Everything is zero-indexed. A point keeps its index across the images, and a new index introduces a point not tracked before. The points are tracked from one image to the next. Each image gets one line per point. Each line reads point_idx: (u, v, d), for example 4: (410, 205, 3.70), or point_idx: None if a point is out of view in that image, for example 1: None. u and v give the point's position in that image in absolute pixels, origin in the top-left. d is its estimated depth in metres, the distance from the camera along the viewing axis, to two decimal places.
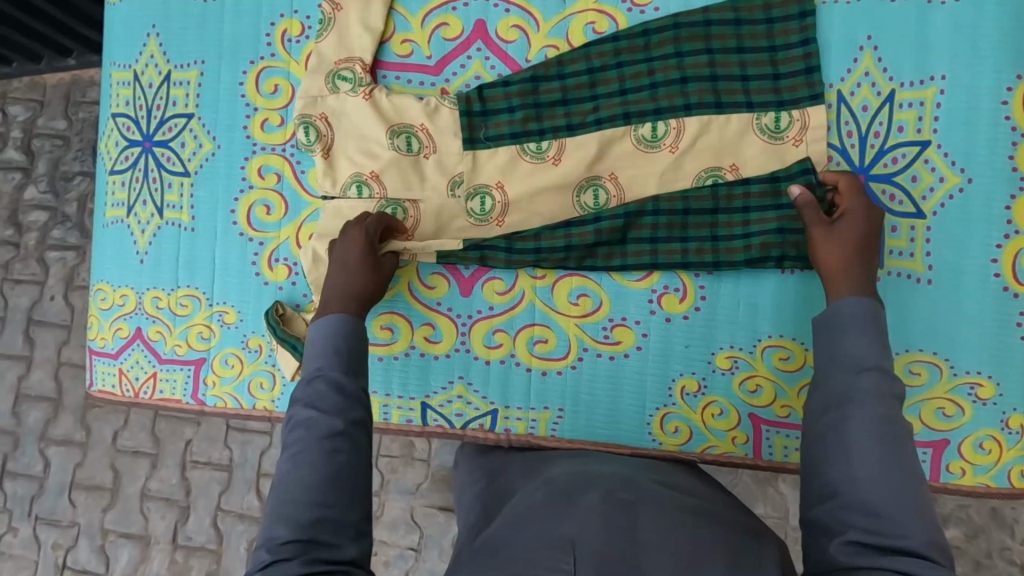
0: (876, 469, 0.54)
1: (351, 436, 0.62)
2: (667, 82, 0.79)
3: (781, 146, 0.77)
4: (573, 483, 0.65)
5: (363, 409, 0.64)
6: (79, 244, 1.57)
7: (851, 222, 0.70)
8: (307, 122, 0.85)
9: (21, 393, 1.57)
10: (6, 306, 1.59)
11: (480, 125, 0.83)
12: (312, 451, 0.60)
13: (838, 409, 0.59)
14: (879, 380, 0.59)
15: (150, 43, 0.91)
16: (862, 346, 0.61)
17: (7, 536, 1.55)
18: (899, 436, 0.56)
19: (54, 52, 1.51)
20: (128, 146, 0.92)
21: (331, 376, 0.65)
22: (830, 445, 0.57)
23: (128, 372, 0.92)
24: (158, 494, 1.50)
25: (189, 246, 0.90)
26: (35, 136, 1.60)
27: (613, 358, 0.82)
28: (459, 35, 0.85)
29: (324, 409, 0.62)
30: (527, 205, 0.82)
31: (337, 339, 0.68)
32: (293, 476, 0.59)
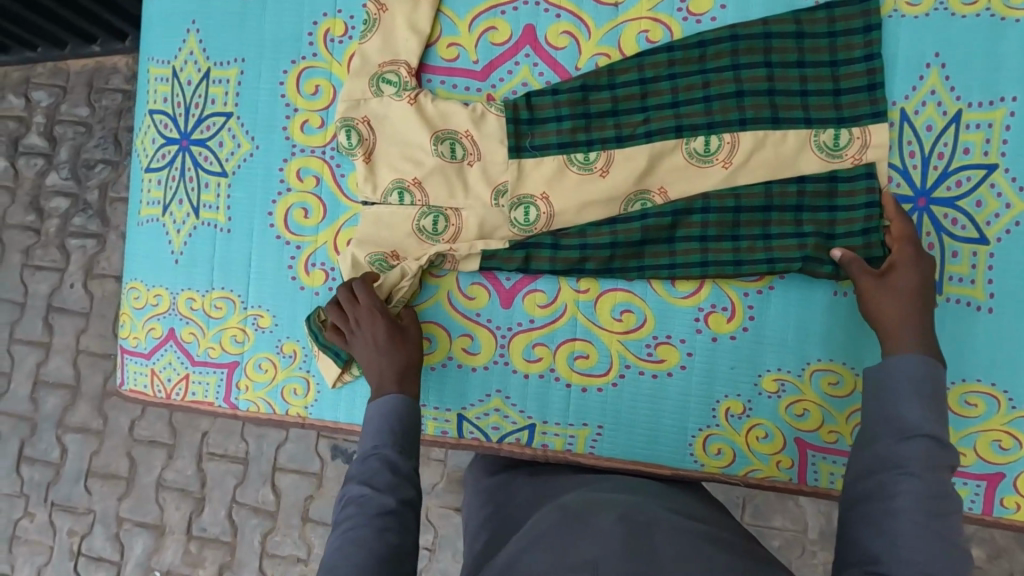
0: (919, 543, 0.52)
1: (402, 515, 0.61)
2: (722, 95, 0.77)
3: (838, 165, 0.75)
4: (590, 507, 0.64)
5: (415, 488, 0.64)
6: (99, 232, 1.56)
7: (903, 273, 0.68)
8: (349, 125, 0.83)
9: (39, 378, 1.57)
10: (26, 292, 1.59)
11: (527, 133, 0.81)
12: (365, 533, 0.59)
13: (887, 476, 0.56)
14: (932, 448, 0.56)
15: (190, 39, 0.90)
16: (918, 414, 0.58)
17: (24, 521, 1.56)
18: (946, 512, 0.54)
19: (78, 39, 1.50)
20: (165, 143, 0.90)
21: (386, 454, 0.65)
22: (875, 513, 0.55)
23: (160, 372, 0.91)
24: (173, 484, 1.50)
25: (224, 247, 0.89)
26: (58, 123, 1.59)
27: (656, 376, 0.80)
28: (507, 40, 0.82)
29: (377, 486, 0.63)
30: (573, 217, 0.81)
31: (392, 418, 0.68)
32: (341, 556, 0.57)
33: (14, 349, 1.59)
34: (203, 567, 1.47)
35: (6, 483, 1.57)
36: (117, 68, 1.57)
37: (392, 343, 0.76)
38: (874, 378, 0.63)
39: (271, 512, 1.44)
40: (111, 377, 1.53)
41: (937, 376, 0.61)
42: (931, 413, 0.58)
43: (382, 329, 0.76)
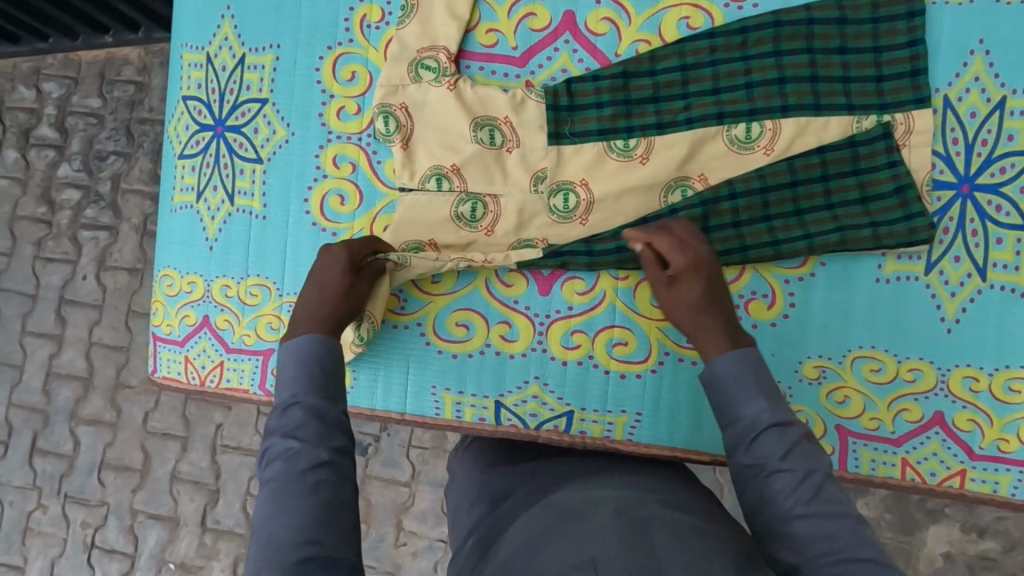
0: (821, 533, 0.51)
1: (338, 464, 0.57)
2: (764, 81, 0.77)
3: (753, 156, 0.78)
4: (596, 506, 0.61)
5: (344, 435, 0.60)
6: (112, 224, 1.56)
7: (682, 288, 0.68)
8: (386, 112, 0.83)
9: (52, 371, 1.57)
10: (38, 285, 1.58)
11: (567, 120, 0.81)
12: (298, 486, 0.55)
13: (759, 484, 0.54)
14: (782, 435, 0.55)
15: (225, 24, 0.89)
16: (756, 406, 0.57)
17: (37, 513, 1.55)
18: (821, 486, 0.52)
19: (90, 29, 1.49)
20: (199, 130, 0.90)
21: (310, 403, 0.60)
22: (770, 525, 0.53)
23: (194, 359, 0.91)
24: (188, 477, 1.50)
25: (260, 234, 0.88)
26: (69, 114, 1.58)
27: (696, 363, 0.81)
28: (547, 26, 0.82)
29: (307, 438, 0.58)
30: (612, 204, 0.81)
31: (309, 361, 0.63)
32: (279, 511, 0.53)
33: (26, 342, 1.58)
34: (217, 559, 1.47)
35: (17, 475, 1.56)
36: (129, 60, 1.57)
37: (323, 286, 0.71)
38: (710, 389, 0.61)
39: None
40: (123, 369, 1.53)
41: (754, 359, 0.61)
42: (769, 400, 0.57)
43: (324, 271, 0.73)
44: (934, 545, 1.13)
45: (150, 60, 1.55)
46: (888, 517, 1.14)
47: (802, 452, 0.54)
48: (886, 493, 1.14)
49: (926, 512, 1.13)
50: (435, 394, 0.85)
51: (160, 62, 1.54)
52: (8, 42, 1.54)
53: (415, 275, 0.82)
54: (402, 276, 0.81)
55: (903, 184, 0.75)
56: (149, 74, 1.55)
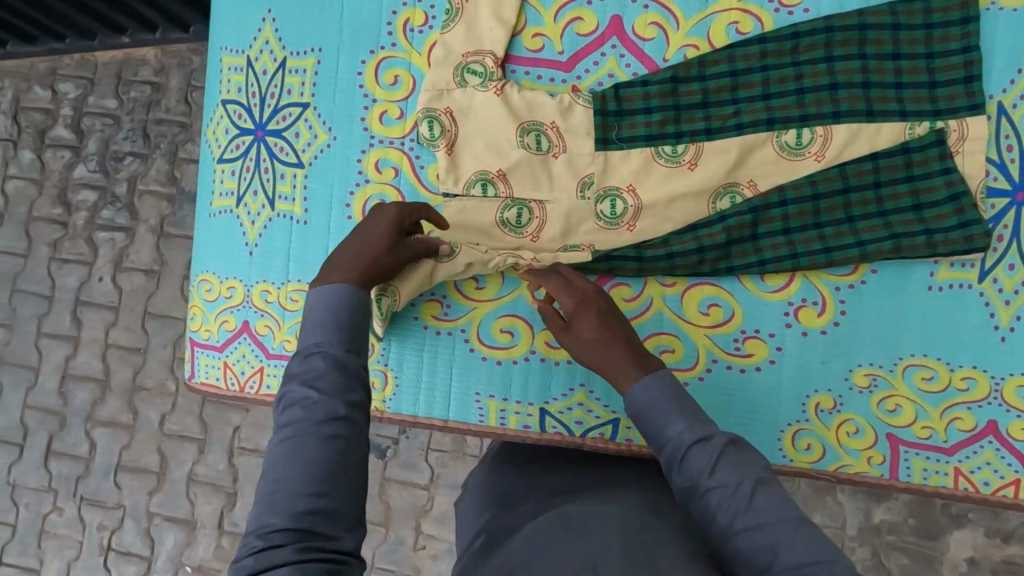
0: (763, 544, 0.51)
1: (354, 420, 0.55)
2: (815, 88, 0.77)
3: (800, 162, 0.77)
4: (608, 507, 0.61)
5: (362, 389, 0.57)
6: (128, 225, 1.55)
7: (582, 322, 0.71)
8: (431, 117, 0.82)
9: (68, 372, 1.56)
10: (54, 286, 1.57)
11: (615, 125, 0.80)
12: (309, 440, 0.53)
13: (698, 501, 0.56)
14: (709, 451, 0.57)
15: (266, 27, 0.88)
16: (677, 426, 0.59)
17: (52, 516, 1.54)
18: (755, 493, 0.54)
19: (108, 30, 1.48)
20: (239, 134, 0.89)
21: (331, 355, 0.57)
22: (717, 542, 0.54)
23: (233, 365, 0.90)
24: (205, 479, 1.49)
25: (302, 239, 0.88)
26: (86, 115, 1.58)
27: (744, 371, 0.80)
28: (594, 31, 0.81)
29: (324, 389, 0.55)
30: (661, 210, 0.80)
31: (338, 309, 0.60)
32: (288, 463, 0.52)
33: (42, 343, 1.58)
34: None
35: (33, 477, 1.56)
36: (146, 60, 1.56)
37: (366, 243, 0.68)
38: (635, 420, 0.63)
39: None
40: (140, 370, 1.52)
41: (666, 380, 0.63)
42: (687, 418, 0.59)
43: (371, 226, 0.69)
44: (957, 550, 1.14)
45: (167, 61, 1.54)
46: (910, 522, 1.15)
47: (731, 464, 0.56)
48: (908, 497, 1.16)
49: (951, 517, 1.14)
50: (479, 401, 0.85)
51: (178, 63, 1.53)
52: (24, 42, 1.53)
53: (460, 267, 0.80)
54: (446, 268, 0.80)
55: (959, 191, 0.74)
56: (166, 74, 1.54)
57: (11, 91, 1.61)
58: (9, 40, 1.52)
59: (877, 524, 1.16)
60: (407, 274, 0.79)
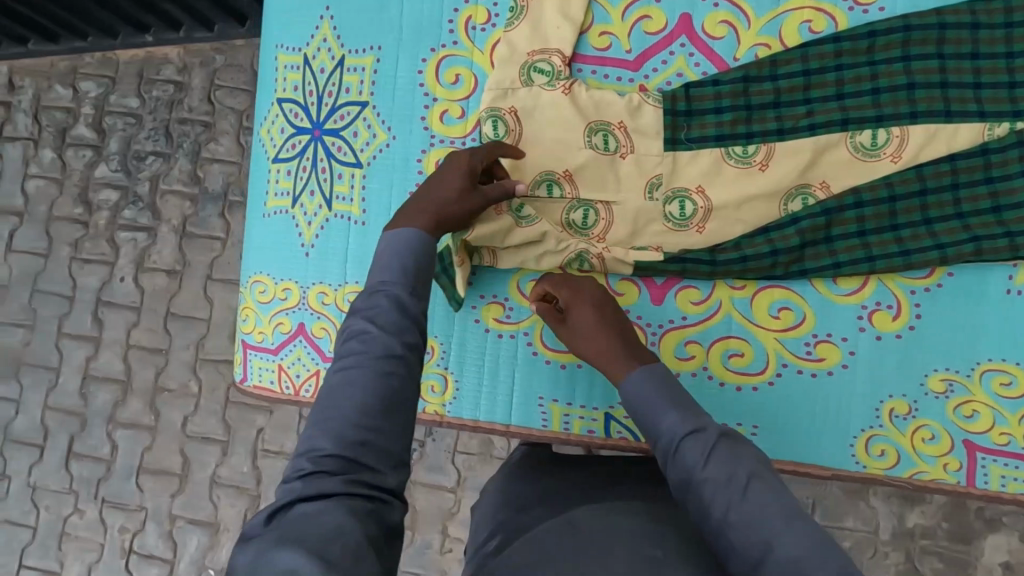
0: (756, 541, 0.48)
1: (407, 360, 0.56)
2: (891, 87, 0.75)
3: (876, 163, 0.76)
4: (624, 518, 0.58)
5: (418, 333, 0.58)
6: (150, 225, 1.53)
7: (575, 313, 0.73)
8: (495, 116, 0.81)
9: (89, 373, 1.54)
10: (75, 287, 1.56)
11: (684, 125, 0.79)
12: (363, 374, 0.54)
13: (692, 494, 0.53)
14: (700, 442, 0.55)
15: (323, 25, 0.87)
16: (670, 418, 0.58)
17: (74, 518, 1.53)
18: (750, 484, 0.51)
19: (132, 28, 1.47)
20: (296, 133, 0.88)
21: (393, 294, 0.59)
22: (711, 540, 0.51)
23: (288, 368, 0.89)
24: (228, 481, 1.47)
25: (360, 240, 0.86)
26: (107, 114, 1.56)
27: (816, 375, 0.79)
28: (662, 29, 0.80)
29: (382, 325, 0.56)
30: (731, 212, 0.79)
31: (408, 249, 0.62)
32: (343, 390, 0.53)
33: (63, 344, 1.56)
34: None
35: (53, 479, 1.54)
36: (168, 59, 1.54)
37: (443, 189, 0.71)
38: (630, 412, 0.63)
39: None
40: (162, 372, 1.50)
41: (661, 374, 0.63)
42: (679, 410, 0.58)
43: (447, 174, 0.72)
44: (992, 555, 1.12)
45: (190, 60, 1.52)
46: (944, 526, 1.14)
47: (723, 456, 0.54)
48: (943, 501, 1.14)
49: (985, 521, 1.12)
50: (543, 404, 0.84)
51: (200, 61, 1.51)
52: (47, 40, 1.52)
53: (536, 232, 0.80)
54: (523, 231, 0.80)
55: None
56: (188, 73, 1.52)
57: (32, 90, 1.60)
58: (33, 38, 1.52)
59: (911, 528, 1.15)
60: (481, 219, 0.79)
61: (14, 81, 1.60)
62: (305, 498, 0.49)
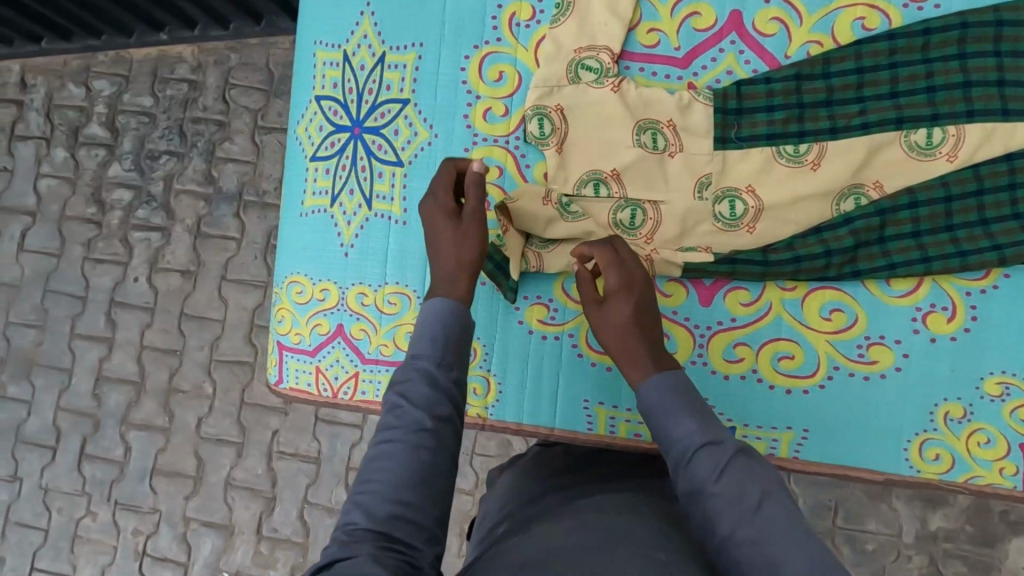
0: (760, 560, 0.49)
1: (439, 433, 0.58)
2: (947, 86, 0.74)
3: (931, 163, 0.75)
4: (631, 527, 0.56)
5: (451, 405, 0.60)
6: (164, 225, 1.51)
7: (614, 306, 0.70)
8: (541, 114, 0.80)
9: (102, 374, 1.52)
10: (88, 287, 1.53)
11: (734, 124, 0.78)
12: (400, 448, 0.56)
13: (700, 506, 0.54)
14: (714, 455, 0.56)
15: (364, 21, 0.86)
16: (688, 428, 0.58)
17: (86, 520, 1.50)
18: (761, 504, 0.52)
19: (146, 26, 1.46)
20: (335, 131, 0.86)
21: (425, 367, 0.61)
22: (714, 554, 0.52)
23: (326, 370, 0.87)
24: (242, 484, 1.44)
25: (400, 240, 0.85)
26: (120, 113, 1.54)
27: (868, 378, 0.77)
28: (711, 26, 0.79)
29: (414, 400, 0.59)
30: (782, 212, 0.78)
31: (435, 321, 0.65)
32: (379, 464, 0.56)
33: (76, 345, 1.54)
34: (274, 568, 1.41)
35: (66, 481, 1.51)
36: (182, 58, 1.52)
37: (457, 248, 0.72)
38: (645, 417, 0.63)
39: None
40: (176, 373, 1.48)
41: (683, 384, 0.63)
42: (698, 420, 0.58)
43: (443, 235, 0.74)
44: (1017, 558, 1.11)
45: (205, 59, 1.50)
46: (968, 530, 1.13)
47: (737, 473, 0.54)
48: (967, 503, 1.13)
49: (1010, 525, 1.11)
50: (588, 408, 0.82)
51: (215, 61, 1.49)
52: (61, 39, 1.51)
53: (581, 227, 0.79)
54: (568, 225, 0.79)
55: None
56: (203, 72, 1.50)
57: (45, 89, 1.57)
58: (47, 37, 1.50)
59: (935, 531, 1.14)
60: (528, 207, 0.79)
61: (27, 80, 1.58)
62: (339, 564, 0.50)
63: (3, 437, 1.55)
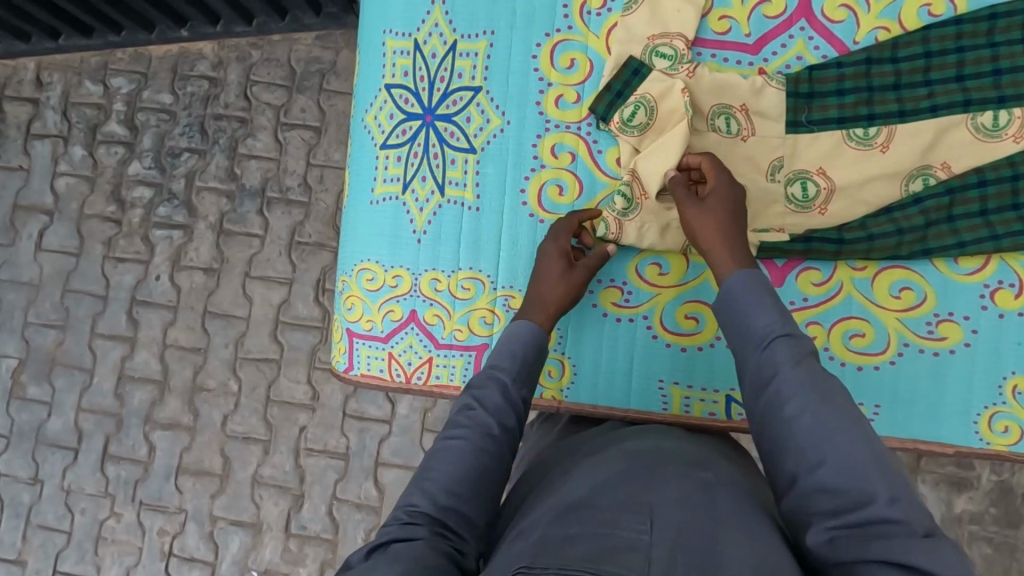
0: (818, 439, 0.53)
1: (500, 440, 0.65)
2: (1013, 69, 0.76)
3: (997, 144, 0.77)
4: (672, 456, 0.62)
5: (515, 417, 0.67)
6: (186, 223, 1.46)
7: (715, 200, 0.73)
8: (640, 102, 0.80)
9: (124, 373, 1.46)
10: (108, 285, 1.48)
11: (805, 107, 0.80)
12: (463, 445, 0.63)
13: (771, 387, 0.57)
14: (792, 345, 0.59)
15: (434, 10, 0.88)
16: (769, 319, 0.61)
17: (110, 522, 1.45)
18: (830, 394, 0.55)
19: (169, 21, 1.41)
20: (406, 119, 0.88)
21: (502, 378, 0.69)
22: (774, 433, 0.56)
23: (399, 356, 0.88)
24: (271, 481, 1.40)
25: (474, 225, 0.86)
26: (140, 110, 1.49)
27: (937, 354, 0.79)
28: (781, 13, 0.81)
29: (487, 405, 0.66)
30: (854, 193, 0.79)
31: (519, 338, 0.73)
32: (445, 458, 0.62)
33: (96, 345, 1.47)
34: (304, 565, 1.38)
35: (89, 482, 1.46)
36: (203, 55, 1.48)
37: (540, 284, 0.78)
38: (722, 305, 0.66)
39: (376, 507, 1.36)
40: (202, 370, 1.43)
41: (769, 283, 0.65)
42: (779, 312, 0.61)
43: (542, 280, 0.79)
44: None
45: (226, 55, 1.47)
46: (992, 512, 1.16)
47: (811, 365, 0.57)
48: (991, 486, 1.16)
49: None
50: (663, 387, 0.84)
51: (238, 57, 1.46)
52: (80, 35, 1.45)
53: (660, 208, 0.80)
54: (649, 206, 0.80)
55: None
56: (224, 69, 1.46)
57: (61, 86, 1.51)
58: (66, 32, 1.44)
59: (959, 514, 1.16)
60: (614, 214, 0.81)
61: (42, 77, 1.52)
62: (399, 541, 0.55)
63: (20, 439, 1.48)
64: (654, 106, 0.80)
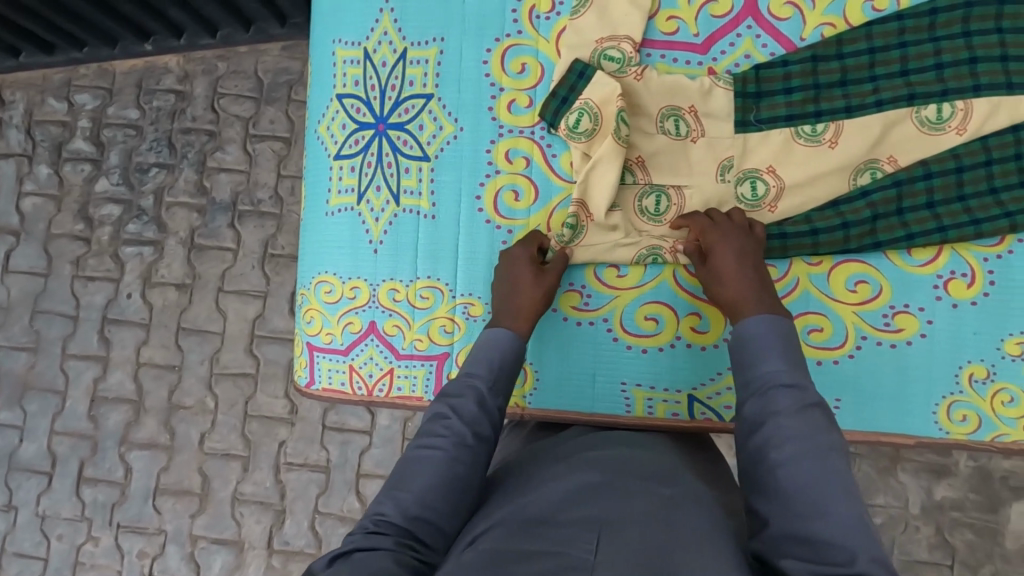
0: (805, 486, 0.53)
1: (475, 449, 0.63)
2: (955, 62, 0.77)
3: (941, 137, 0.78)
4: (637, 466, 0.62)
5: (490, 426, 0.66)
6: (156, 239, 1.44)
7: (718, 255, 0.74)
8: (583, 109, 0.80)
9: (98, 395, 1.43)
10: (78, 305, 1.45)
11: (753, 107, 0.80)
12: (438, 456, 0.62)
13: (762, 431, 0.58)
14: (796, 397, 0.58)
15: (384, 18, 0.87)
16: (776, 365, 0.61)
17: (88, 546, 1.42)
18: (830, 452, 0.54)
19: (132, 36, 1.39)
20: (359, 129, 0.87)
21: (478, 387, 0.68)
22: (760, 477, 0.56)
23: (360, 368, 0.87)
24: (252, 498, 1.38)
25: (430, 233, 0.86)
26: (106, 126, 1.47)
27: (895, 346, 0.80)
28: (728, 13, 0.81)
29: (462, 414, 0.65)
30: (806, 189, 0.80)
31: (498, 346, 0.72)
32: (417, 468, 0.61)
33: (68, 366, 1.44)
34: None
35: (66, 507, 1.42)
36: (169, 69, 1.46)
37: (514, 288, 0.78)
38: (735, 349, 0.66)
39: None
40: (177, 389, 1.40)
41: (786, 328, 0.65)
42: (785, 361, 0.61)
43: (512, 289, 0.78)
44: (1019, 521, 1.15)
45: (192, 68, 1.45)
46: (972, 498, 1.16)
47: (810, 415, 0.57)
48: (969, 472, 1.17)
49: (1011, 489, 1.15)
50: (626, 391, 0.83)
51: (205, 70, 1.44)
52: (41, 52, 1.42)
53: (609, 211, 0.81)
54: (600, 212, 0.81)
55: None
56: (190, 82, 1.45)
57: (24, 105, 1.49)
58: (26, 50, 1.41)
59: (940, 501, 1.17)
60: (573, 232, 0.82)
61: (4, 96, 1.49)
62: (361, 550, 0.54)
63: None
64: (597, 111, 0.80)
